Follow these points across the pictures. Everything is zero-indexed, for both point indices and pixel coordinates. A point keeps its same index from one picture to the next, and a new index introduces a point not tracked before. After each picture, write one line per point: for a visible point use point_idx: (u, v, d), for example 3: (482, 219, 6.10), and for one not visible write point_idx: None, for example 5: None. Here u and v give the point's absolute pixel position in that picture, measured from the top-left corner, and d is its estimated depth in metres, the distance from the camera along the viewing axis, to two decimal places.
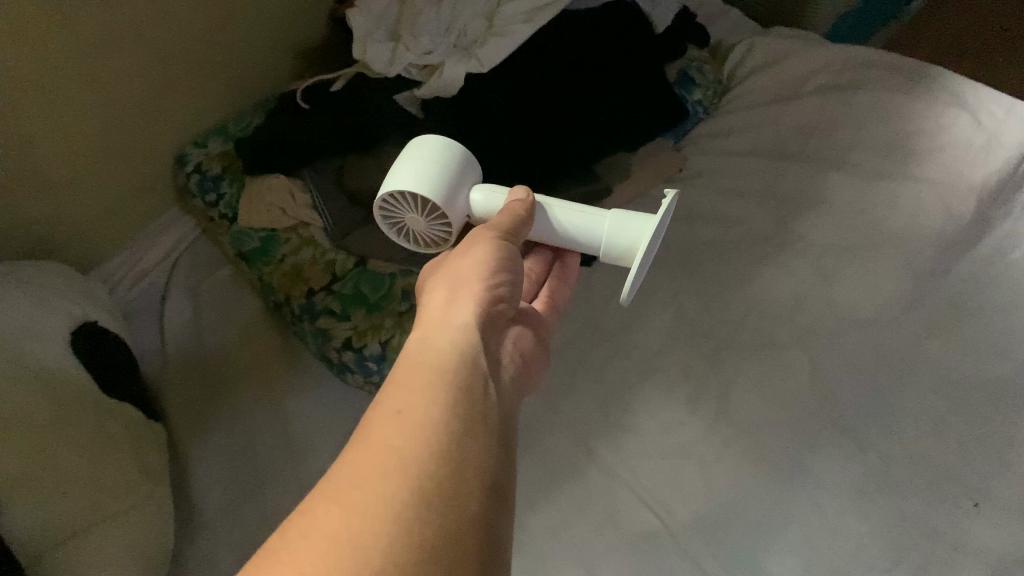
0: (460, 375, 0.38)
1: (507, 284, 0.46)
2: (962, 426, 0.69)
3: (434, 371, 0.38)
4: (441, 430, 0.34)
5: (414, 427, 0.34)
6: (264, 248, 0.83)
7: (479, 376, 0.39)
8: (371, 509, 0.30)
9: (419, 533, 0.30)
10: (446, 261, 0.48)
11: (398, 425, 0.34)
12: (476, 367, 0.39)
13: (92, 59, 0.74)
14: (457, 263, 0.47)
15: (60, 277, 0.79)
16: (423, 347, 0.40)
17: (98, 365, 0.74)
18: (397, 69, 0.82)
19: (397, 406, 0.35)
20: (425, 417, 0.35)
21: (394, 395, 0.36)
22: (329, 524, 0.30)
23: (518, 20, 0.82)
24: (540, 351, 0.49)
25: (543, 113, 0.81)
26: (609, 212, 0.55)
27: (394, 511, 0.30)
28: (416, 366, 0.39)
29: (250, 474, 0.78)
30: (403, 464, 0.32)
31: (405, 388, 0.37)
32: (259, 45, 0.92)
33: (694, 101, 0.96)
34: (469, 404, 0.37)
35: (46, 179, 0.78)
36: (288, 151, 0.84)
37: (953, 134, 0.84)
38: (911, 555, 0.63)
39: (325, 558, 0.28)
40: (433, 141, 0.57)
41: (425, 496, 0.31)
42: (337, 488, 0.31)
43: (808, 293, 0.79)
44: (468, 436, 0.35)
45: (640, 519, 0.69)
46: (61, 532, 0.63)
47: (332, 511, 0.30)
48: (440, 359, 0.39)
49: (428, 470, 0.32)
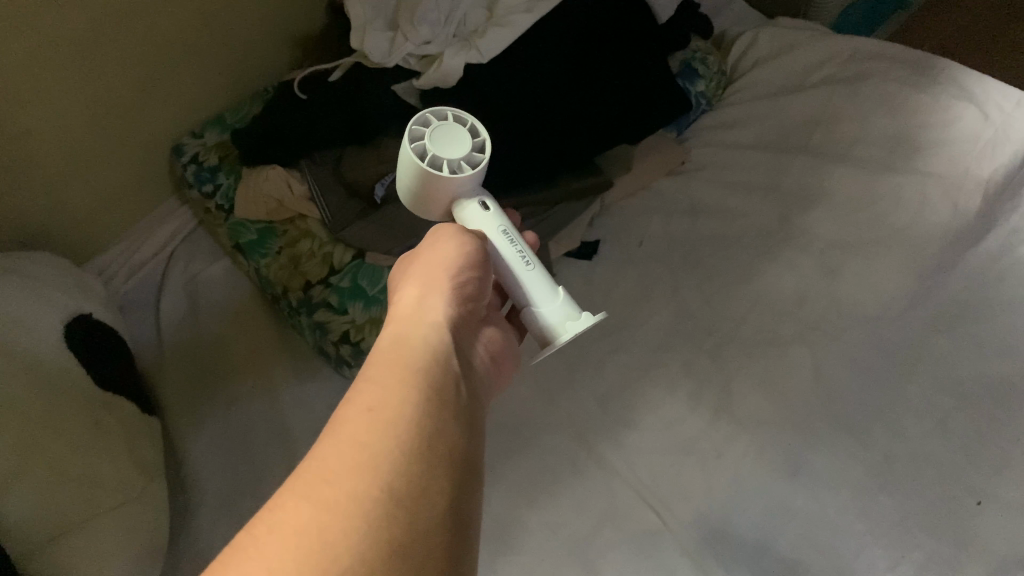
0: (434, 373, 0.36)
1: (476, 283, 0.44)
2: (966, 425, 0.68)
3: (406, 367, 0.35)
4: (415, 423, 0.32)
5: (387, 423, 0.31)
6: (261, 241, 0.84)
7: (450, 375, 0.36)
8: (340, 507, 0.28)
9: (389, 534, 0.28)
10: (415, 255, 0.46)
11: (368, 420, 0.32)
12: (447, 366, 0.36)
13: (87, 46, 0.73)
14: (424, 260, 0.45)
15: (55, 268, 0.79)
16: (393, 343, 0.38)
17: (94, 358, 0.74)
18: (397, 59, 0.80)
19: (368, 402, 0.33)
20: (397, 413, 0.32)
21: (366, 390, 0.34)
22: (299, 520, 0.28)
23: (518, 9, 0.80)
24: (512, 355, 0.46)
25: (546, 108, 0.79)
26: (541, 286, 0.48)
27: (364, 510, 0.28)
28: (389, 360, 0.36)
29: (246, 468, 0.77)
30: (376, 462, 0.30)
31: (379, 381, 0.34)
32: (257, 33, 0.90)
33: (697, 92, 0.94)
34: (442, 400, 0.34)
35: (40, 166, 0.77)
36: (285, 145, 0.82)
37: (960, 129, 0.83)
38: (913, 554, 0.63)
39: (290, 561, 0.26)
40: (405, 152, 0.49)
41: (396, 494, 0.29)
42: (308, 483, 0.29)
43: (812, 289, 0.78)
44: (440, 431, 0.32)
45: (639, 516, 0.69)
46: (55, 529, 0.62)
47: (302, 507, 0.28)
48: (411, 357, 0.36)
49: (399, 467, 0.30)
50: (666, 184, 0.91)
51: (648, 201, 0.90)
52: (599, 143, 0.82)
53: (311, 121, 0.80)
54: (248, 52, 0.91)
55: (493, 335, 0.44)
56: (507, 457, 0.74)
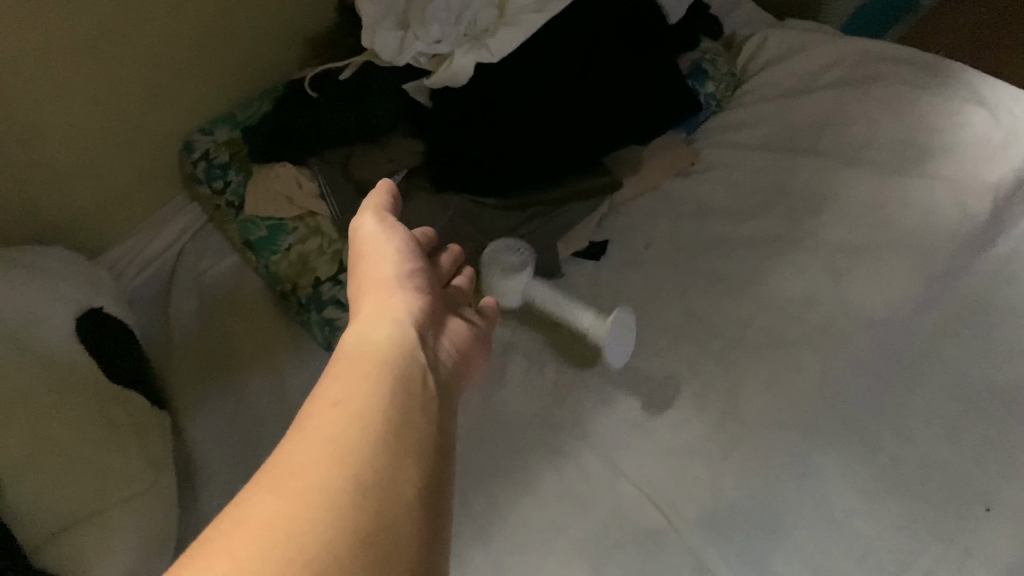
0: (400, 368, 0.36)
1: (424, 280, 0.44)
2: (974, 431, 0.68)
3: (374, 362, 0.35)
4: (382, 416, 0.32)
5: (353, 418, 0.32)
6: (270, 238, 0.83)
7: (417, 367, 0.36)
8: (306, 497, 0.28)
9: (357, 522, 0.28)
10: (361, 259, 0.45)
11: (335, 414, 0.32)
12: (413, 360, 0.37)
13: (95, 41, 0.74)
14: (369, 265, 0.44)
15: (67, 262, 0.79)
16: (358, 340, 0.38)
17: (104, 351, 0.74)
18: (407, 58, 0.81)
19: (337, 395, 0.33)
20: (362, 408, 0.32)
21: (334, 383, 0.34)
22: (266, 510, 0.28)
23: (529, 10, 0.79)
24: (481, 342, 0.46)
25: (550, 108, 0.79)
26: None
27: (332, 500, 0.28)
28: (355, 356, 0.36)
29: (253, 462, 0.77)
30: (343, 455, 0.30)
31: (344, 378, 0.34)
32: (267, 30, 0.91)
33: (706, 93, 0.94)
34: (407, 393, 0.34)
35: (50, 161, 0.77)
36: (296, 143, 0.83)
37: (971, 133, 0.83)
38: (920, 559, 0.63)
39: (258, 553, 0.27)
40: None
41: (362, 485, 0.29)
42: (275, 476, 0.30)
43: (819, 291, 0.77)
44: (407, 422, 0.33)
45: (646, 516, 0.69)
46: (61, 521, 0.63)
47: (269, 498, 0.29)
48: (376, 353, 0.36)
49: (367, 458, 0.30)
50: (674, 185, 0.91)
51: (656, 202, 0.90)
52: (609, 140, 0.81)
53: (318, 119, 0.81)
54: (258, 50, 0.92)
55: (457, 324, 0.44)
56: (514, 457, 0.74)
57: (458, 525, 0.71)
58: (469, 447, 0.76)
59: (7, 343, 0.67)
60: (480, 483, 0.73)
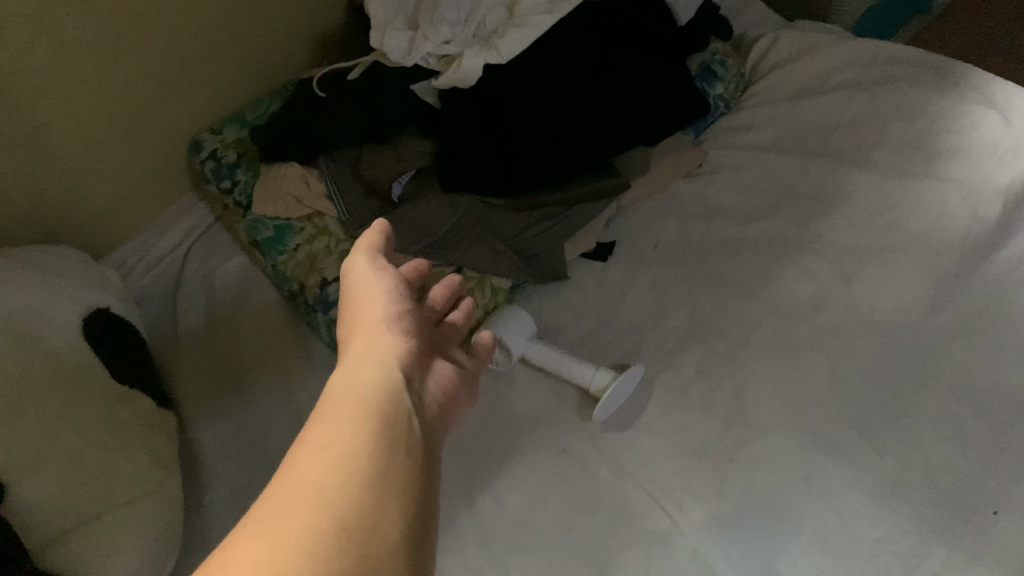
0: (385, 411, 0.37)
1: (412, 322, 0.44)
2: (984, 433, 0.67)
3: (358, 405, 0.37)
4: (365, 460, 0.34)
5: (337, 460, 0.34)
6: (278, 237, 0.84)
7: (402, 413, 0.38)
8: (289, 545, 0.31)
9: (335, 566, 0.30)
10: (351, 297, 0.46)
11: (320, 460, 0.34)
12: (398, 405, 0.38)
13: (103, 42, 0.74)
14: (358, 304, 0.45)
15: (75, 261, 0.79)
16: (345, 385, 0.39)
17: (113, 350, 0.74)
18: (415, 59, 0.80)
19: (321, 441, 0.35)
20: (347, 451, 0.34)
21: (320, 428, 0.36)
22: (254, 556, 0.31)
23: (539, 10, 0.80)
24: (471, 380, 0.47)
25: (564, 109, 0.79)
26: None
27: (314, 543, 0.31)
28: (341, 400, 0.38)
29: (258, 462, 0.77)
30: (326, 499, 0.32)
31: (328, 421, 0.36)
32: (277, 30, 0.91)
33: (715, 95, 0.94)
34: (392, 433, 0.36)
35: (60, 162, 0.78)
36: (309, 144, 0.82)
37: (981, 136, 0.82)
38: (927, 562, 0.62)
39: None
40: None
41: (344, 531, 0.31)
42: (260, 523, 0.32)
43: (828, 294, 0.77)
44: (391, 465, 0.35)
45: (653, 518, 0.68)
46: (67, 523, 0.63)
47: (256, 543, 0.31)
48: (361, 398, 0.38)
49: (352, 499, 0.33)
50: (683, 187, 0.90)
51: (665, 203, 0.90)
52: (625, 142, 0.81)
53: (330, 121, 0.81)
54: (267, 50, 0.92)
55: (447, 365, 0.45)
56: (519, 457, 0.74)
57: (463, 524, 0.71)
58: (475, 448, 0.76)
59: (4, 338, 0.67)
60: (485, 483, 0.73)
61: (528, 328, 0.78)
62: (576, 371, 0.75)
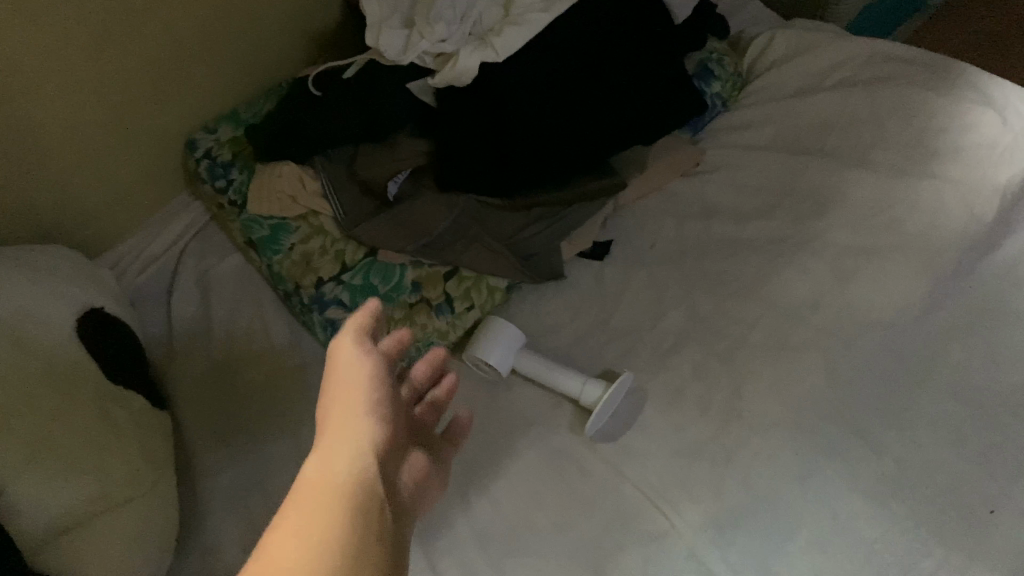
0: (359, 500, 0.39)
1: (393, 408, 0.46)
2: (981, 433, 0.67)
3: (338, 494, 0.39)
4: (340, 555, 0.36)
5: (308, 549, 0.35)
6: (273, 237, 0.83)
7: (377, 505, 0.40)
8: None
9: None
10: (331, 373, 0.47)
11: (291, 556, 0.35)
12: (375, 497, 0.40)
13: (96, 40, 0.74)
14: (338, 378, 0.46)
15: (68, 261, 0.79)
16: (321, 468, 0.41)
17: (105, 351, 0.74)
18: (412, 57, 0.78)
19: (294, 533, 0.36)
20: (318, 544, 0.36)
21: (292, 517, 0.38)
22: None
23: (535, 9, 0.79)
24: (433, 471, 0.49)
25: (561, 107, 0.78)
26: None
27: None
28: (314, 486, 0.39)
29: (254, 462, 0.77)
30: None
31: (305, 508, 0.38)
32: (272, 28, 0.90)
33: (712, 93, 0.94)
34: (366, 522, 0.38)
35: (53, 161, 0.77)
36: (304, 143, 0.82)
37: (978, 134, 0.82)
38: (924, 562, 0.62)
39: None
40: None
41: None
42: None
43: (825, 293, 0.77)
44: (365, 559, 0.36)
45: (649, 518, 0.68)
46: (64, 522, 0.63)
47: None
48: (339, 485, 0.39)
49: None
50: (680, 186, 0.90)
51: (662, 203, 0.89)
52: (621, 141, 0.81)
53: (325, 120, 0.81)
54: (261, 48, 0.91)
55: (417, 458, 0.48)
56: (516, 458, 0.74)
57: (459, 525, 0.71)
58: (472, 448, 0.75)
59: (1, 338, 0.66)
60: (482, 483, 0.73)
61: (516, 341, 0.78)
62: (564, 384, 0.75)
